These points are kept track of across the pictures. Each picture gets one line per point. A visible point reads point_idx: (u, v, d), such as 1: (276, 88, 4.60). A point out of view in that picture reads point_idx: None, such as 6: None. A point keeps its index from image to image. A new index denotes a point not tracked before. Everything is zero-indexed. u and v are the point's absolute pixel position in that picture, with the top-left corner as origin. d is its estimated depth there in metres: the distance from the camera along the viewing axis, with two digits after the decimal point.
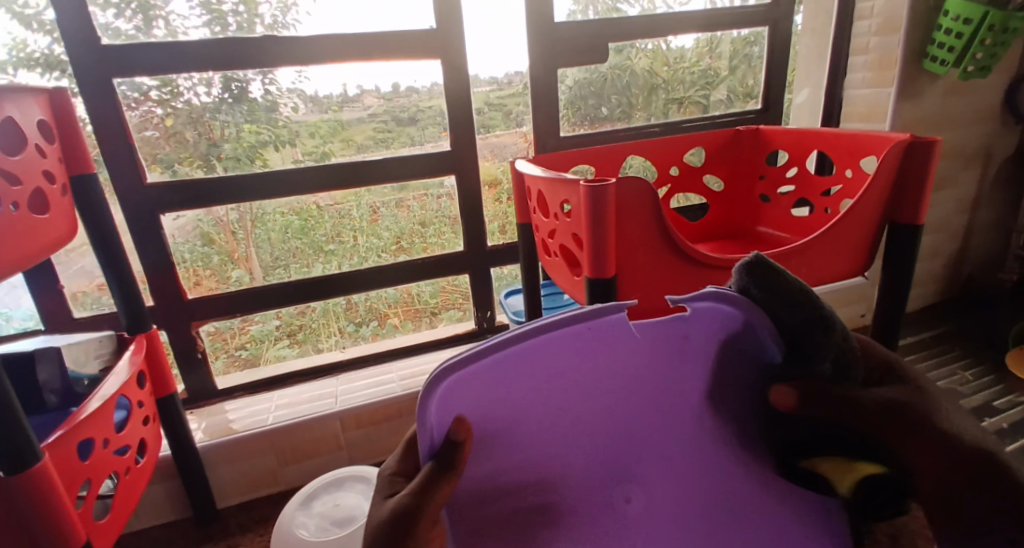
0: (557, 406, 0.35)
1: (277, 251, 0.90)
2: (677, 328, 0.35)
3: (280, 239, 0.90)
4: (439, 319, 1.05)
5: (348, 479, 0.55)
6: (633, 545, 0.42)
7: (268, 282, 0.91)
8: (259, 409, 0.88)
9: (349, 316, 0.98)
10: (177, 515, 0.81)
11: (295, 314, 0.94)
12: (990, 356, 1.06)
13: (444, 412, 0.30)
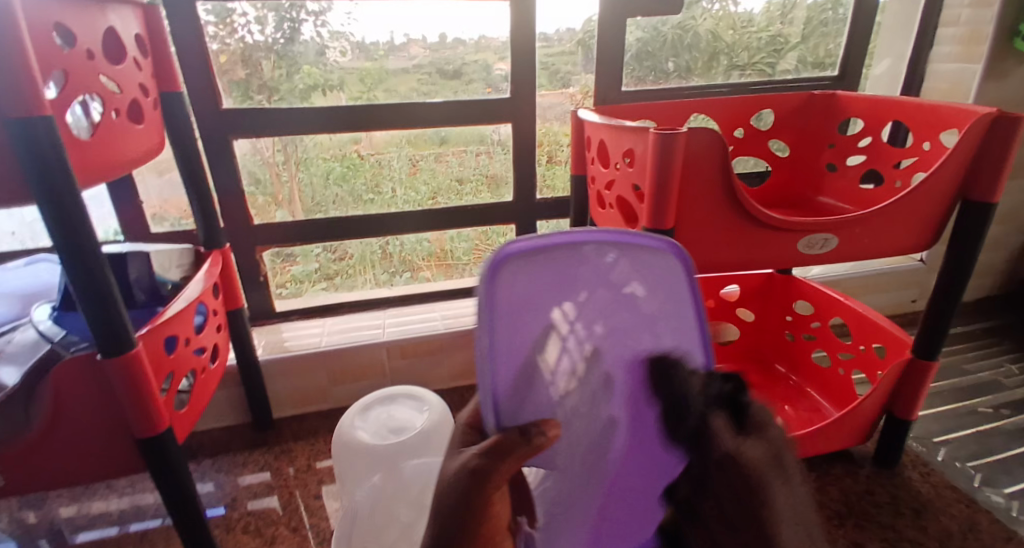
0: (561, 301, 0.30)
1: (318, 196, 0.94)
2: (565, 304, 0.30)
3: (322, 184, 0.93)
4: (468, 271, 1.07)
5: (402, 395, 0.59)
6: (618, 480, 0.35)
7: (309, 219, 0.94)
8: (313, 333, 0.93)
9: (384, 265, 1.02)
10: (236, 420, 0.88)
11: (334, 259, 0.99)
12: None
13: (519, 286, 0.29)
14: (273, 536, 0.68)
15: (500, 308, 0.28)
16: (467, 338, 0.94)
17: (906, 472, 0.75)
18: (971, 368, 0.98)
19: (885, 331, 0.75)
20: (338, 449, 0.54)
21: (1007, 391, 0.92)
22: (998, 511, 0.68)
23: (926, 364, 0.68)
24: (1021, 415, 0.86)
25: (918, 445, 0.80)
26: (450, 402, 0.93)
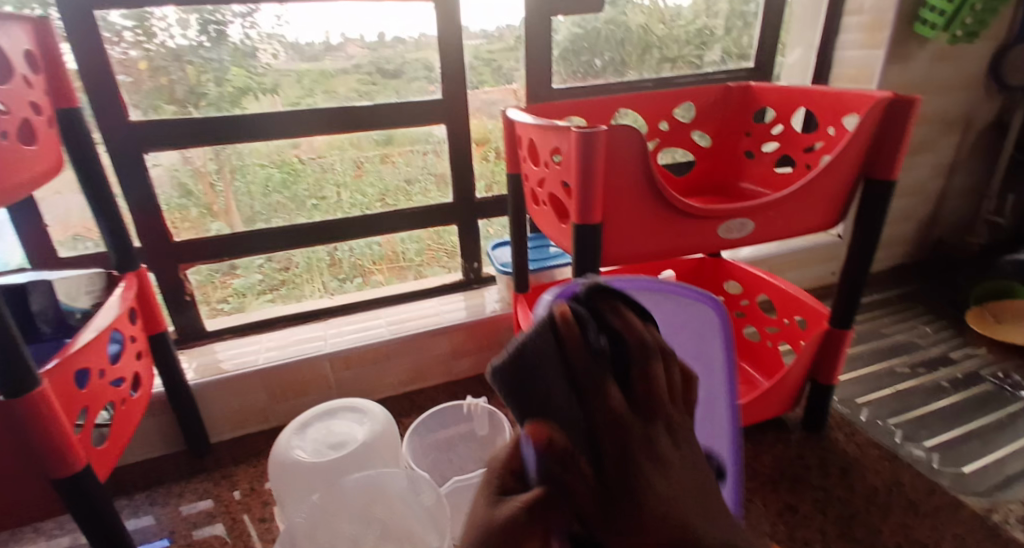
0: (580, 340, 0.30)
1: (258, 204, 0.90)
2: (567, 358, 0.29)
3: (262, 192, 0.90)
4: (426, 272, 1.07)
5: (342, 408, 0.58)
6: None
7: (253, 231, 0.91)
8: (250, 350, 0.90)
9: (333, 272, 1.00)
10: (172, 449, 0.84)
11: (278, 269, 0.96)
12: (949, 313, 1.12)
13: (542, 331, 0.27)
14: None
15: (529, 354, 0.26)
16: (414, 343, 0.93)
17: (833, 435, 0.80)
18: (889, 332, 1.06)
19: (805, 305, 0.80)
20: (276, 472, 0.52)
21: (922, 351, 0.99)
22: (920, 464, 0.74)
23: (843, 334, 0.73)
24: (934, 373, 0.93)
25: (843, 407, 0.86)
26: (399, 409, 0.92)
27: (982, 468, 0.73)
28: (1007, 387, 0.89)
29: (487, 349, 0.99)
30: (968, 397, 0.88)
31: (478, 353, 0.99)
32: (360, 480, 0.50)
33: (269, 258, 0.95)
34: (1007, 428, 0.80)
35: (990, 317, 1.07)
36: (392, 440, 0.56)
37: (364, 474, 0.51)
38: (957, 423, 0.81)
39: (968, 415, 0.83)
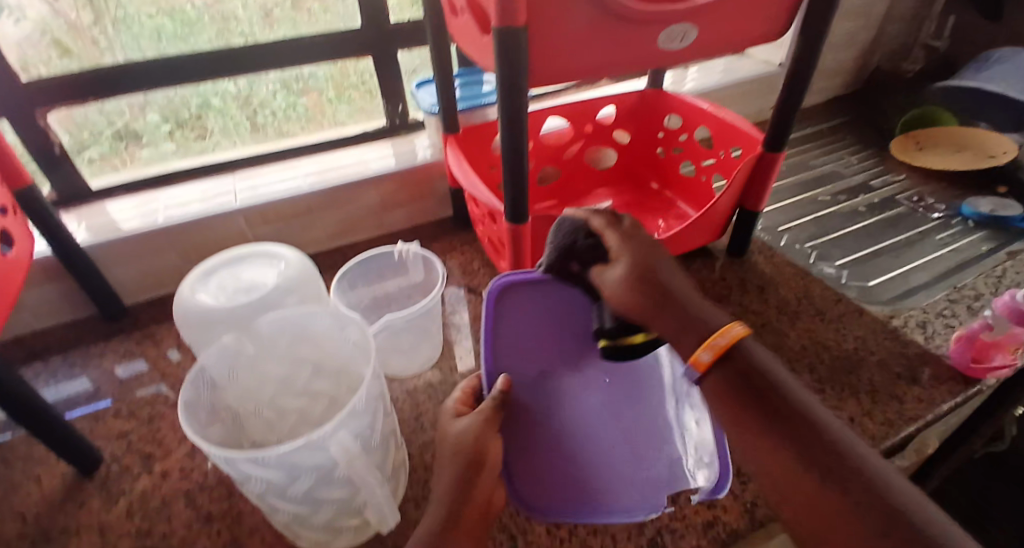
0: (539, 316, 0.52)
1: (149, 57, 0.76)
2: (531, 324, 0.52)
3: (153, 45, 0.76)
4: (341, 117, 0.94)
5: (250, 255, 0.53)
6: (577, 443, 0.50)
7: (127, 59, 0.75)
8: (148, 208, 0.80)
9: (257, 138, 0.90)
10: (81, 314, 0.78)
11: (194, 138, 0.86)
12: (875, 143, 1.14)
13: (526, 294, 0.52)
14: (150, 418, 0.64)
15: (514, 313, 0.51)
16: (338, 196, 0.85)
17: (755, 258, 0.83)
18: (816, 163, 1.07)
19: (742, 132, 0.77)
20: (185, 322, 0.48)
21: (845, 179, 1.02)
22: (830, 279, 0.79)
23: (774, 157, 0.71)
24: (854, 199, 0.97)
25: (766, 234, 0.88)
26: (329, 264, 0.87)
27: (887, 281, 0.78)
28: (918, 209, 0.94)
29: (421, 199, 0.92)
30: (881, 220, 0.92)
31: (411, 204, 0.92)
32: (275, 320, 0.47)
33: (165, 118, 0.83)
34: (911, 245, 0.86)
35: (913, 146, 1.09)
36: (309, 282, 0.52)
37: (278, 314, 0.47)
38: (869, 242, 0.86)
39: (878, 234, 0.88)
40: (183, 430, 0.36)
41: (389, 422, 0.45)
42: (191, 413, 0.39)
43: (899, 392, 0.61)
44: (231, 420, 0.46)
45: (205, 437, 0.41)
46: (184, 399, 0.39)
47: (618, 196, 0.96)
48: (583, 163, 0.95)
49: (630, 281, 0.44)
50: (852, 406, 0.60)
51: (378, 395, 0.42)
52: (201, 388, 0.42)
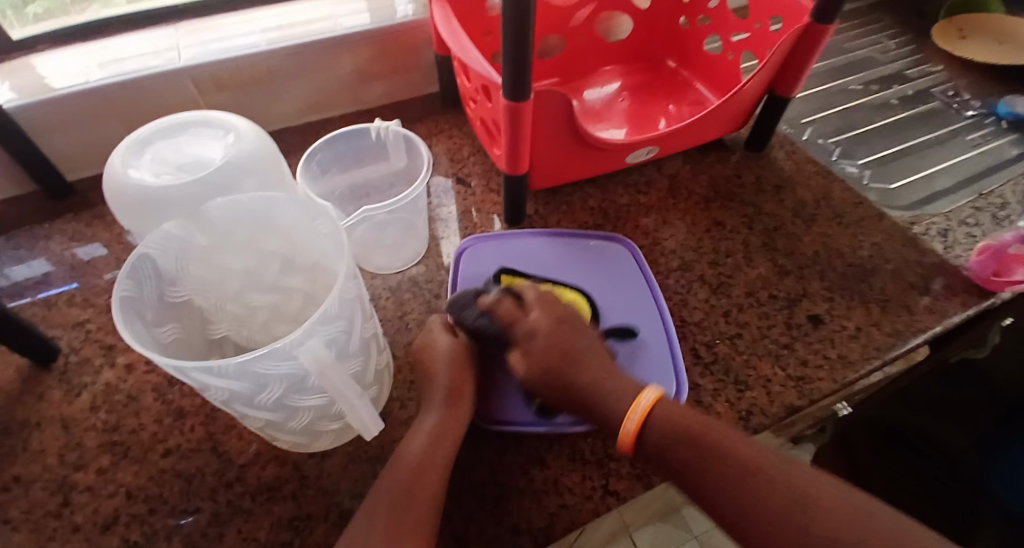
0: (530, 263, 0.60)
1: None
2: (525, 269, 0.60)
3: None
4: None
5: (194, 125, 0.44)
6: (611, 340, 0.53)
7: None
8: (79, 63, 0.68)
9: None
10: (21, 190, 0.69)
11: None
12: (917, 26, 1.01)
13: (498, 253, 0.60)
14: (110, 307, 0.59)
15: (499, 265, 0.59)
16: (307, 61, 0.73)
17: (773, 154, 0.76)
18: (850, 47, 0.96)
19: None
20: (122, 202, 0.41)
21: (879, 67, 0.92)
22: (852, 180, 0.73)
23: (822, 30, 0.61)
24: (886, 91, 0.88)
25: (787, 128, 0.80)
26: (301, 142, 0.78)
27: (910, 184, 0.73)
28: (953, 105, 0.86)
29: (403, 69, 0.80)
30: (913, 115, 0.84)
31: (393, 76, 0.80)
32: (227, 205, 0.40)
33: None
34: (940, 145, 0.79)
35: (955, 34, 0.97)
36: (267, 161, 0.45)
37: (230, 198, 0.40)
38: (896, 140, 0.79)
39: (907, 131, 0.81)
40: (123, 332, 0.31)
41: (368, 324, 0.41)
42: (131, 311, 0.35)
43: (910, 302, 0.58)
44: (189, 316, 0.41)
45: (153, 337, 0.36)
46: (120, 293, 0.34)
47: (630, 76, 0.86)
48: (594, 34, 0.83)
49: (542, 369, 0.45)
50: (861, 316, 0.57)
51: (354, 297, 0.37)
52: (143, 282, 0.37)
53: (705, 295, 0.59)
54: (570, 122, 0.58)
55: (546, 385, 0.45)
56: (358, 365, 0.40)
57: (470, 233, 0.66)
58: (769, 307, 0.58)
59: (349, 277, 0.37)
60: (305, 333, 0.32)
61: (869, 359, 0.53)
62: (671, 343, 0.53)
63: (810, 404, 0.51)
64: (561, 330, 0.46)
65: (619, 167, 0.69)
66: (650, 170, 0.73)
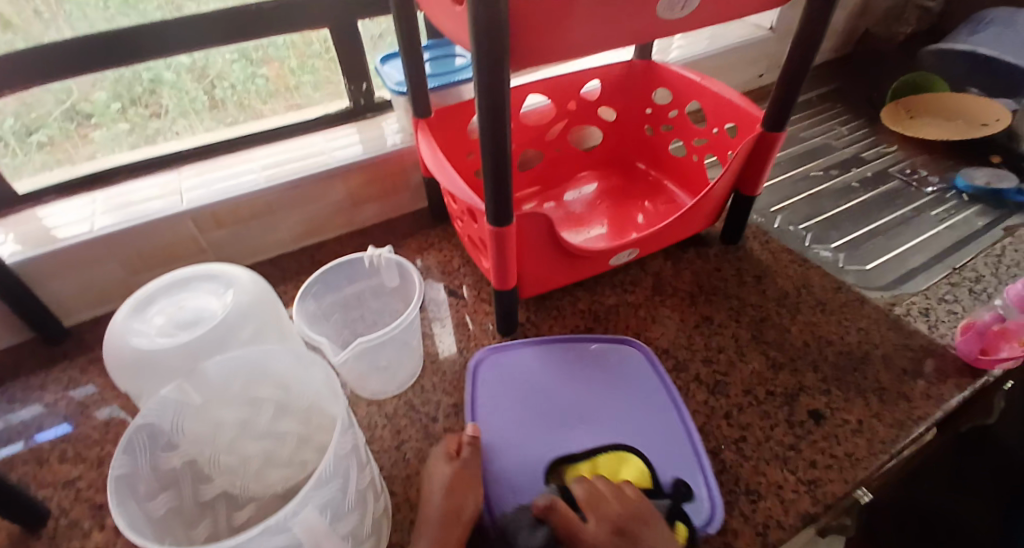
0: (544, 370, 0.61)
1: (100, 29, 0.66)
2: (530, 371, 0.62)
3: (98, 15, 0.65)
4: (298, 94, 0.84)
5: (194, 279, 0.46)
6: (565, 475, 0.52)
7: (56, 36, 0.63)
8: (83, 211, 0.71)
9: (215, 115, 0.80)
10: (19, 338, 0.70)
11: (149, 116, 0.76)
12: (866, 110, 1.09)
13: (524, 353, 0.63)
14: (101, 460, 0.57)
15: (514, 363, 0.62)
16: (300, 193, 0.77)
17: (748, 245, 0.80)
18: (807, 135, 1.03)
19: (738, 109, 0.72)
20: (121, 364, 0.42)
21: (837, 152, 0.98)
22: (828, 265, 0.75)
23: (775, 137, 0.66)
24: (847, 174, 0.93)
25: (759, 217, 0.85)
26: (298, 267, 0.80)
27: (885, 264, 0.75)
28: (913, 183, 0.91)
29: (392, 192, 0.84)
30: (877, 196, 0.89)
31: (382, 198, 0.84)
32: (226, 362, 0.41)
33: (115, 95, 0.72)
34: (908, 223, 0.82)
35: (904, 114, 1.05)
36: (264, 309, 0.46)
37: (228, 355, 0.41)
38: (865, 221, 0.83)
39: (873, 211, 0.85)
40: (114, 517, 0.31)
41: (364, 471, 0.40)
42: (126, 489, 0.34)
43: (904, 389, 0.58)
44: (182, 478, 0.40)
45: (144, 512, 0.35)
46: (115, 471, 0.34)
47: (604, 180, 0.92)
48: (567, 144, 0.88)
49: None
50: (860, 409, 0.57)
51: (350, 451, 0.37)
52: (137, 455, 0.36)
53: (703, 396, 0.59)
54: (551, 238, 0.60)
55: None
56: (353, 520, 0.39)
57: (465, 347, 0.67)
58: (768, 405, 0.58)
59: (347, 430, 0.37)
60: (300, 502, 0.31)
61: (876, 455, 0.53)
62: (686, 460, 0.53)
63: (825, 509, 0.49)
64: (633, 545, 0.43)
65: (603, 270, 0.71)
66: (634, 269, 0.76)
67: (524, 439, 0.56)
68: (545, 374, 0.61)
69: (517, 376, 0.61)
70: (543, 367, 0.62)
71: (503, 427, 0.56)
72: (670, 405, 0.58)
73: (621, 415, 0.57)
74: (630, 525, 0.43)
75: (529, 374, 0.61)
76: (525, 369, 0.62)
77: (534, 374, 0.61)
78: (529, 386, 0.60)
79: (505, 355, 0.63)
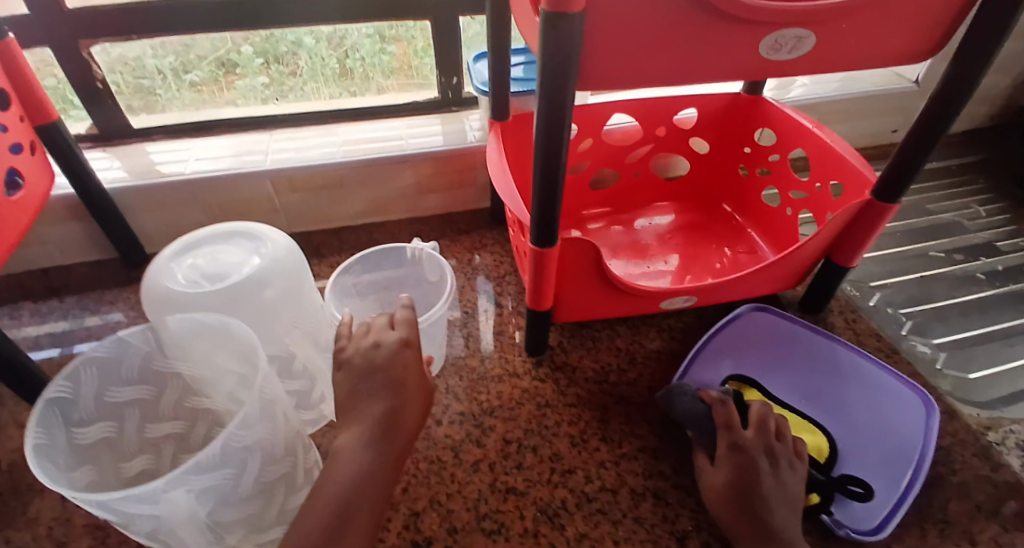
0: (794, 340, 0.64)
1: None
2: (786, 340, 0.64)
3: None
4: (389, 82, 0.86)
5: (238, 234, 0.48)
6: (868, 440, 0.55)
7: None
8: (182, 153, 0.77)
9: (343, 84, 0.85)
10: (106, 256, 0.77)
11: (287, 74, 0.81)
12: (1013, 193, 0.93)
13: (774, 322, 0.65)
14: None
15: (790, 332, 0.64)
16: (371, 172, 0.78)
17: (828, 318, 0.71)
18: (933, 208, 0.90)
19: (847, 168, 0.64)
20: (149, 299, 0.44)
21: (964, 235, 0.85)
22: (921, 362, 0.66)
23: (884, 206, 0.58)
24: (971, 262, 0.80)
25: (852, 289, 0.75)
26: (355, 242, 0.82)
27: (993, 376, 0.64)
28: None
29: (460, 186, 0.84)
30: (1003, 294, 0.76)
31: (449, 190, 0.84)
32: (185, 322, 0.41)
33: (260, 51, 0.78)
34: None
35: None
36: (289, 278, 0.47)
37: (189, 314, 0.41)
38: (979, 321, 0.71)
39: (994, 311, 0.73)
40: (27, 437, 0.33)
41: (275, 467, 0.39)
42: (59, 415, 0.36)
43: (978, 531, 0.49)
44: (129, 415, 0.42)
45: (70, 438, 0.37)
46: (53, 395, 0.36)
47: (681, 214, 0.86)
48: (649, 170, 0.84)
49: (734, 488, 0.45)
50: (910, 538, 0.49)
51: (256, 443, 0.35)
52: (82, 384, 0.38)
53: None
54: (598, 268, 0.56)
55: (720, 508, 0.46)
56: (250, 509, 0.37)
57: (491, 356, 0.65)
58: None
59: (256, 421, 0.35)
60: (172, 483, 0.31)
61: None
62: (889, 455, 0.54)
63: None
64: (760, 460, 0.46)
65: (653, 311, 0.66)
66: (689, 316, 0.70)
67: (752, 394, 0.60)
68: (839, 353, 0.62)
69: (738, 332, 0.64)
70: (805, 342, 0.64)
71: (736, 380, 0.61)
72: (692, 476, 0.53)
73: (842, 401, 0.59)
74: (778, 452, 0.47)
75: (742, 337, 0.64)
76: (747, 324, 0.65)
77: (776, 341, 0.64)
78: (740, 342, 0.64)
79: (769, 317, 0.65)
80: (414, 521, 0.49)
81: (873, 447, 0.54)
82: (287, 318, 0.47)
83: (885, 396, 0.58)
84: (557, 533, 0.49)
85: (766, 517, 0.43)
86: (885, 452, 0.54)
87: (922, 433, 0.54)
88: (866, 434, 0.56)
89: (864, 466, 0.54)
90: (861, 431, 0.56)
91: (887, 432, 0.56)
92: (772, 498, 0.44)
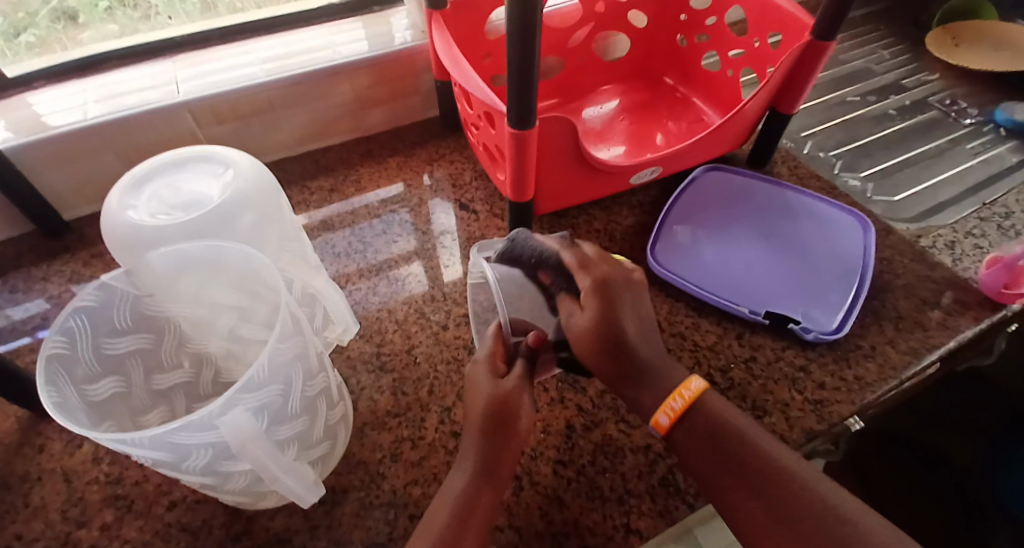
0: (746, 191, 0.69)
1: None
2: (739, 191, 0.69)
3: None
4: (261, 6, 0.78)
5: (193, 161, 0.43)
6: (823, 257, 0.62)
7: None
8: (73, 98, 0.67)
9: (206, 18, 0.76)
10: (16, 231, 0.68)
11: (139, 18, 0.73)
12: (911, 35, 1.01)
13: (727, 177, 0.70)
14: None
15: (740, 184, 0.70)
16: (303, 89, 0.72)
17: (775, 170, 0.76)
18: (846, 58, 0.96)
19: (784, 17, 0.66)
20: (111, 241, 0.40)
21: (876, 78, 0.92)
22: (856, 194, 0.73)
23: (823, 48, 0.61)
24: (884, 101, 0.88)
25: (789, 141, 0.81)
26: (302, 173, 0.77)
27: (914, 195, 0.73)
28: (951, 113, 0.85)
29: (403, 96, 0.79)
30: (914, 125, 0.84)
31: (390, 102, 0.79)
32: (171, 256, 0.38)
33: None
34: (942, 156, 0.78)
35: (951, 39, 0.97)
36: (267, 198, 0.43)
37: (173, 247, 0.37)
38: (898, 151, 0.79)
39: (907, 141, 0.81)
40: (42, 396, 0.30)
41: (314, 382, 0.38)
42: (62, 372, 0.33)
43: (923, 319, 0.58)
44: (132, 366, 0.40)
45: (82, 395, 0.35)
46: (51, 350, 0.33)
47: (627, 95, 0.86)
48: (591, 53, 0.82)
49: (593, 322, 0.42)
50: (873, 335, 0.57)
51: (295, 357, 0.35)
52: (77, 338, 0.35)
53: (716, 317, 0.59)
54: (574, 148, 0.57)
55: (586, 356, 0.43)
56: (300, 425, 0.38)
57: None
58: (763, 339, 0.57)
59: (291, 334, 0.34)
60: (227, 404, 0.30)
61: (886, 380, 0.53)
62: (843, 267, 0.61)
63: (830, 427, 0.51)
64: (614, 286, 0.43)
65: (623, 189, 0.68)
66: (654, 189, 0.73)
67: (719, 240, 0.65)
68: (786, 194, 0.69)
69: (698, 189, 0.69)
70: (755, 190, 0.69)
71: (702, 230, 0.66)
72: (683, 324, 0.58)
73: (797, 231, 0.65)
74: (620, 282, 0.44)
75: (700, 194, 0.69)
76: (703, 182, 0.70)
77: (731, 192, 0.69)
78: (700, 199, 0.69)
79: (722, 174, 0.70)
80: (447, 414, 0.51)
81: (828, 263, 0.62)
82: (272, 242, 0.45)
83: (830, 222, 0.65)
84: (580, 394, 0.53)
85: (627, 344, 0.42)
86: (840, 265, 0.61)
87: (862, 247, 0.62)
88: (819, 253, 0.63)
89: (824, 279, 0.60)
90: (815, 251, 0.63)
91: (838, 250, 0.63)
92: (634, 327, 0.43)
